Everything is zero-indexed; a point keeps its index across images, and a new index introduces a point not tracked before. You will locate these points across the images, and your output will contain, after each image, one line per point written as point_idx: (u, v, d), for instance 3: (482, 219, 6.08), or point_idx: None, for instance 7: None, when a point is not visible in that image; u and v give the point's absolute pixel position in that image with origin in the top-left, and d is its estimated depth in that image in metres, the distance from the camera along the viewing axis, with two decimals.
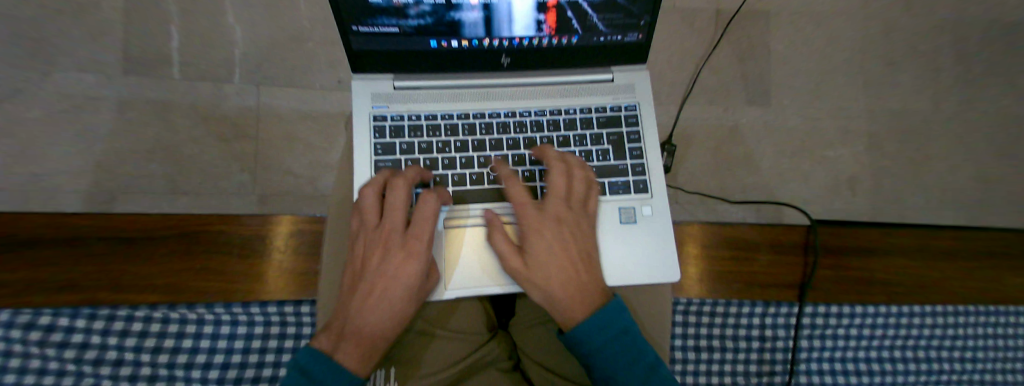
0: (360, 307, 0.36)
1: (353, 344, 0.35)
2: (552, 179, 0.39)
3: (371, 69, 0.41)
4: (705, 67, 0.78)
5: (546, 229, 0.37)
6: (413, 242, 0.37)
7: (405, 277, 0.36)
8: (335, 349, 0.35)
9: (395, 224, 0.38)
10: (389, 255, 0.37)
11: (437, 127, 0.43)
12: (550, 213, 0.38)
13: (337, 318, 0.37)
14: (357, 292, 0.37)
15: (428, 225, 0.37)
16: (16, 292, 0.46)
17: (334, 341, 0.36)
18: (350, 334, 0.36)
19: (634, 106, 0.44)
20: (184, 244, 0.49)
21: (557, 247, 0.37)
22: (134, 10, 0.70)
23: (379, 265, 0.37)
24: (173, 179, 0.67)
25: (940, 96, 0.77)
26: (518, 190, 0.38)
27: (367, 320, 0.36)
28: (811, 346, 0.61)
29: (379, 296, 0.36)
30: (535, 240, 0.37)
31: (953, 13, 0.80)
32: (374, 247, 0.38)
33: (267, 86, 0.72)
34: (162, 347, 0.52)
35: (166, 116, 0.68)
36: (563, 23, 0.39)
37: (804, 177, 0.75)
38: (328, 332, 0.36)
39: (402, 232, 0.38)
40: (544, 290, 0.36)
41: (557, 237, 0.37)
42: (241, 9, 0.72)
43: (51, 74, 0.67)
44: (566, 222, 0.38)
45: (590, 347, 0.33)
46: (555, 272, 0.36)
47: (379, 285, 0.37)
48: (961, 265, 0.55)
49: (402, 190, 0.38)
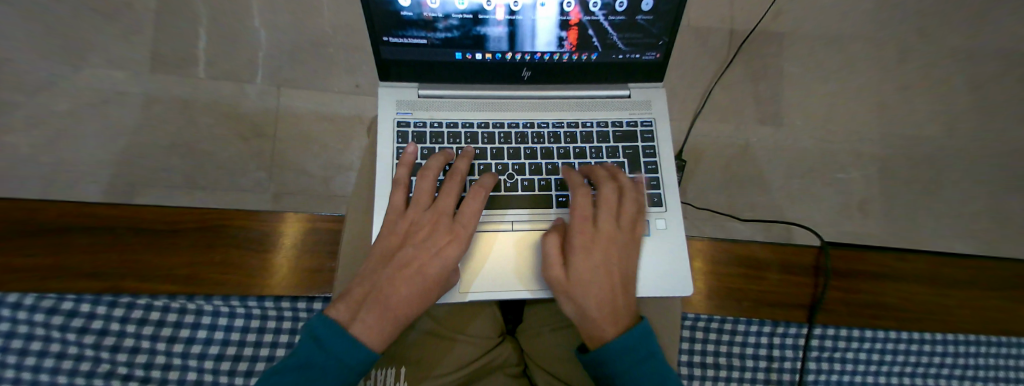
0: (390, 279, 0.36)
1: (374, 315, 0.35)
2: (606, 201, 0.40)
3: (397, 77, 0.43)
4: (717, 86, 0.79)
5: (597, 247, 0.38)
6: (460, 227, 0.38)
7: (445, 260, 0.37)
8: (351, 320, 0.34)
9: (445, 209, 0.39)
10: (436, 237, 0.38)
11: (457, 134, 0.44)
12: (602, 234, 0.39)
13: (361, 286, 0.36)
14: (390, 266, 0.37)
15: (473, 218, 0.38)
16: (42, 276, 0.49)
17: (352, 312, 0.35)
18: (373, 305, 0.35)
19: (649, 122, 0.45)
20: (206, 237, 0.51)
21: (604, 263, 0.37)
22: (167, 11, 0.73)
23: (422, 245, 0.38)
24: (192, 174, 0.69)
25: (953, 123, 0.77)
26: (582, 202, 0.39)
27: (393, 295, 0.36)
28: (819, 368, 0.60)
29: (414, 272, 0.37)
30: (581, 256, 0.37)
31: (968, 41, 0.80)
32: (412, 236, 0.38)
33: (289, 88, 0.74)
34: (177, 337, 0.53)
35: (191, 113, 0.71)
36: (583, 41, 0.41)
37: (814, 198, 0.75)
38: (346, 301, 0.36)
39: (450, 218, 0.39)
40: (579, 304, 0.36)
41: (605, 255, 0.38)
42: (268, 13, 0.75)
43: (85, 69, 0.70)
44: (615, 241, 0.39)
45: (614, 369, 0.34)
46: (596, 288, 0.36)
47: (416, 263, 0.37)
48: (970, 294, 0.54)
49: (457, 183, 0.40)
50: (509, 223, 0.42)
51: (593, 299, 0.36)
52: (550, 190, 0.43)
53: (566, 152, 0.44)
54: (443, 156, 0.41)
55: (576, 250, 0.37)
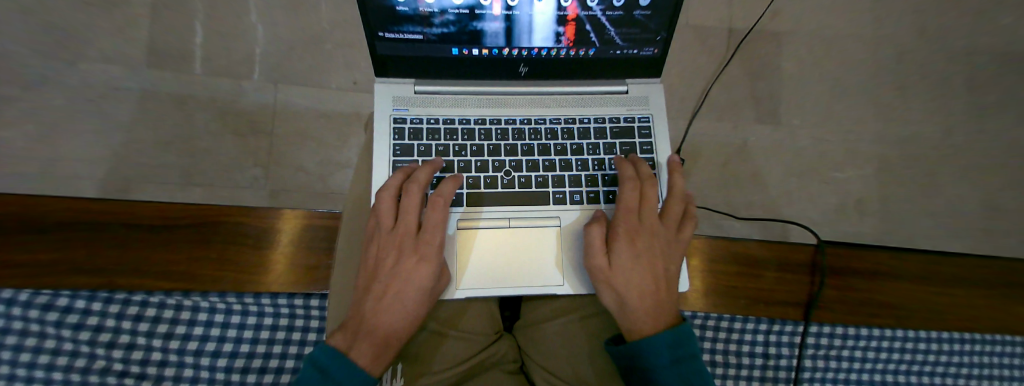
0: (374, 306, 0.37)
1: (367, 344, 0.36)
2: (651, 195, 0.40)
3: (393, 72, 0.43)
4: (715, 84, 0.79)
5: (641, 240, 0.39)
6: (425, 246, 0.38)
7: (417, 280, 0.37)
8: (349, 347, 0.36)
9: (408, 228, 0.38)
10: (404, 258, 0.38)
11: (454, 131, 0.44)
12: (647, 227, 0.40)
13: (354, 312, 0.38)
14: (372, 293, 0.38)
15: (439, 231, 0.38)
16: (32, 273, 0.47)
17: (349, 340, 0.36)
18: (365, 334, 0.36)
19: (647, 118, 0.45)
20: (200, 233, 0.50)
21: (646, 256, 0.39)
22: (162, 7, 0.73)
23: (394, 268, 0.38)
24: (188, 170, 0.69)
25: (950, 122, 0.77)
26: (631, 196, 0.40)
27: (381, 321, 0.37)
28: (815, 366, 0.60)
29: (397, 290, 0.37)
30: (626, 249, 0.38)
31: (965, 40, 0.80)
32: (388, 253, 0.39)
33: (286, 84, 0.74)
34: (173, 333, 0.53)
35: (187, 109, 0.70)
36: (581, 36, 0.41)
37: (811, 197, 0.75)
38: (344, 329, 0.37)
39: (414, 237, 0.38)
40: (622, 296, 0.38)
41: (648, 247, 0.39)
42: (265, 9, 0.75)
43: (80, 64, 0.69)
44: (659, 236, 0.40)
45: (651, 361, 0.35)
46: (637, 282, 0.38)
47: (393, 286, 0.38)
48: (967, 292, 0.55)
49: (416, 196, 0.38)
50: (506, 220, 0.42)
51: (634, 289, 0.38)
52: (548, 186, 0.43)
53: (563, 149, 0.44)
54: (401, 173, 0.40)
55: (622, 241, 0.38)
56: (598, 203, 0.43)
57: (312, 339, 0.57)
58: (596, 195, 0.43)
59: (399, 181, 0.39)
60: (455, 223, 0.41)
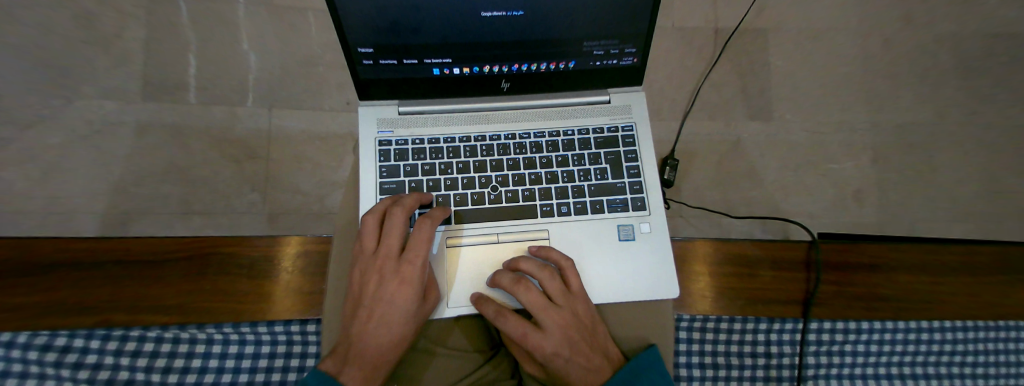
0: (362, 330, 0.37)
1: (357, 368, 0.36)
2: (548, 280, 0.39)
3: (378, 96, 0.43)
4: (705, 83, 0.79)
5: (552, 328, 0.38)
6: (409, 266, 0.37)
7: (404, 300, 0.37)
8: (340, 371, 0.36)
9: (391, 249, 0.38)
10: (387, 281, 0.38)
11: (439, 150, 0.44)
12: (561, 297, 0.39)
13: (343, 339, 0.38)
14: (359, 317, 0.38)
15: (424, 247, 0.37)
16: (18, 316, 0.46)
17: (340, 364, 0.36)
18: (355, 358, 0.36)
19: (631, 126, 0.46)
20: (196, 266, 0.50)
21: (567, 339, 0.38)
22: (155, 41, 0.74)
23: (377, 291, 0.38)
24: (185, 200, 0.69)
25: (941, 108, 0.77)
26: (539, 270, 0.39)
27: (370, 344, 0.37)
28: (818, 362, 0.60)
29: (381, 316, 0.37)
30: (551, 323, 0.38)
31: (950, 25, 0.80)
32: (371, 275, 0.38)
33: (279, 110, 0.74)
34: (171, 367, 0.53)
35: (181, 139, 0.71)
36: (559, 50, 0.41)
37: (807, 190, 0.75)
38: (335, 354, 0.37)
39: (398, 258, 0.38)
40: (563, 366, 0.38)
41: (565, 331, 0.38)
42: (255, 36, 0.76)
43: (75, 101, 0.70)
44: (574, 300, 0.39)
45: None
46: (572, 352, 0.38)
47: (377, 309, 0.37)
48: (972, 281, 0.53)
49: (400, 219, 0.38)
50: (493, 235, 0.42)
51: (564, 371, 0.38)
52: (534, 199, 0.43)
53: (549, 161, 0.45)
54: (374, 216, 0.39)
55: (535, 335, 0.37)
56: (587, 213, 0.43)
57: (310, 365, 0.58)
58: (583, 206, 0.43)
59: (384, 205, 0.39)
60: (441, 241, 0.41)
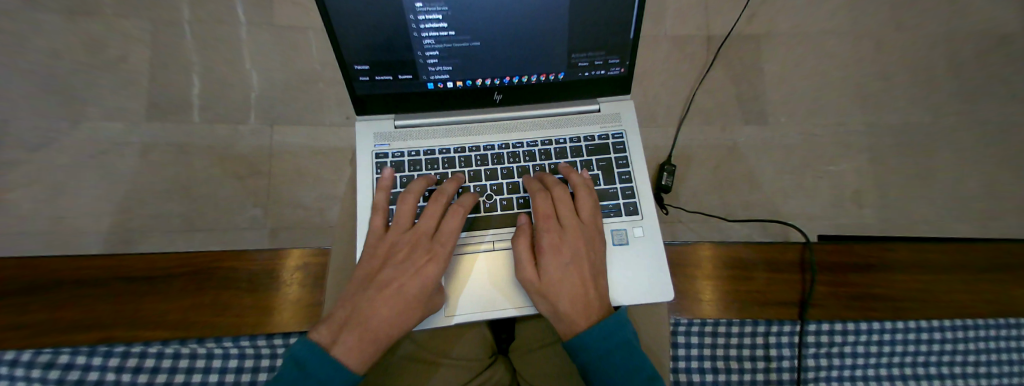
0: (374, 297, 0.37)
1: (354, 335, 0.35)
2: (582, 193, 0.42)
3: (374, 111, 0.45)
4: (698, 90, 0.81)
5: (568, 229, 0.40)
6: (439, 246, 0.39)
7: (426, 278, 0.38)
8: (335, 339, 0.35)
9: (425, 230, 0.40)
10: (416, 255, 0.39)
11: (435, 161, 0.45)
12: (585, 216, 0.41)
13: (346, 305, 0.37)
14: (371, 287, 0.38)
15: (453, 236, 0.39)
16: (25, 333, 0.47)
17: (335, 332, 0.36)
18: (354, 325, 0.36)
19: (621, 134, 0.47)
20: (196, 281, 0.50)
21: (574, 245, 0.39)
22: (160, 63, 0.76)
23: (401, 264, 0.39)
24: (188, 217, 0.70)
25: (933, 108, 0.78)
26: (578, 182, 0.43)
27: (375, 315, 0.36)
28: (818, 365, 0.59)
29: (395, 291, 0.37)
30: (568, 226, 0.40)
31: (938, 26, 0.82)
32: (400, 248, 0.40)
33: (281, 126, 0.76)
34: (173, 383, 0.52)
35: (185, 157, 0.73)
36: (548, 62, 0.42)
37: (803, 192, 0.75)
38: (330, 322, 0.37)
39: (430, 238, 0.40)
40: (555, 276, 0.38)
41: (576, 239, 0.40)
42: (258, 56, 0.78)
43: (83, 123, 0.72)
44: (595, 228, 0.41)
45: (589, 356, 0.35)
46: (571, 268, 0.38)
47: (396, 282, 0.38)
48: (969, 279, 0.53)
49: (436, 204, 0.41)
50: (489, 242, 0.43)
51: (553, 276, 0.38)
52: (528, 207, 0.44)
53: (542, 169, 0.46)
54: (415, 193, 0.42)
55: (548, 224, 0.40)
56: None
57: None
58: None
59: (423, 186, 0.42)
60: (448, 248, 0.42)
